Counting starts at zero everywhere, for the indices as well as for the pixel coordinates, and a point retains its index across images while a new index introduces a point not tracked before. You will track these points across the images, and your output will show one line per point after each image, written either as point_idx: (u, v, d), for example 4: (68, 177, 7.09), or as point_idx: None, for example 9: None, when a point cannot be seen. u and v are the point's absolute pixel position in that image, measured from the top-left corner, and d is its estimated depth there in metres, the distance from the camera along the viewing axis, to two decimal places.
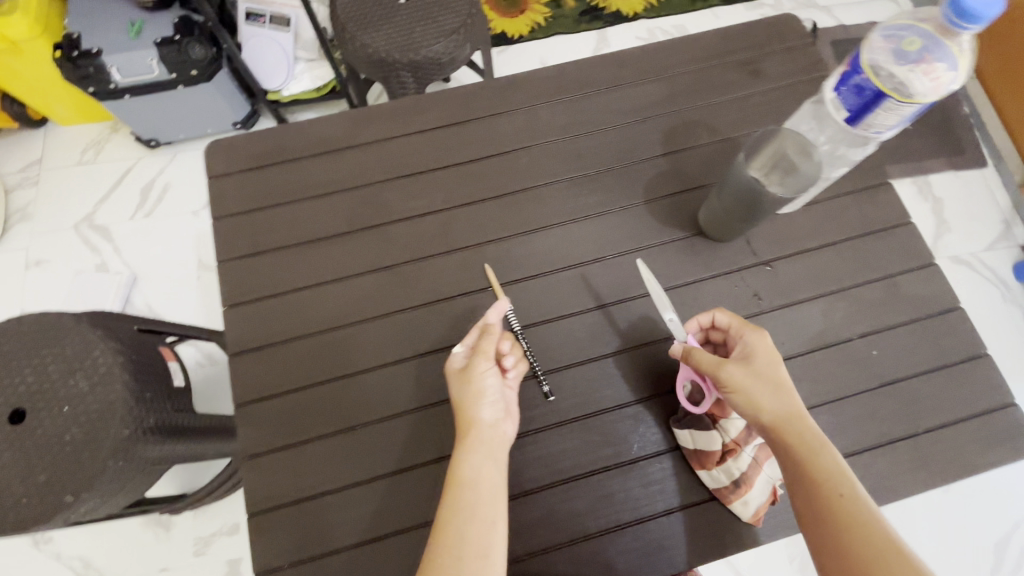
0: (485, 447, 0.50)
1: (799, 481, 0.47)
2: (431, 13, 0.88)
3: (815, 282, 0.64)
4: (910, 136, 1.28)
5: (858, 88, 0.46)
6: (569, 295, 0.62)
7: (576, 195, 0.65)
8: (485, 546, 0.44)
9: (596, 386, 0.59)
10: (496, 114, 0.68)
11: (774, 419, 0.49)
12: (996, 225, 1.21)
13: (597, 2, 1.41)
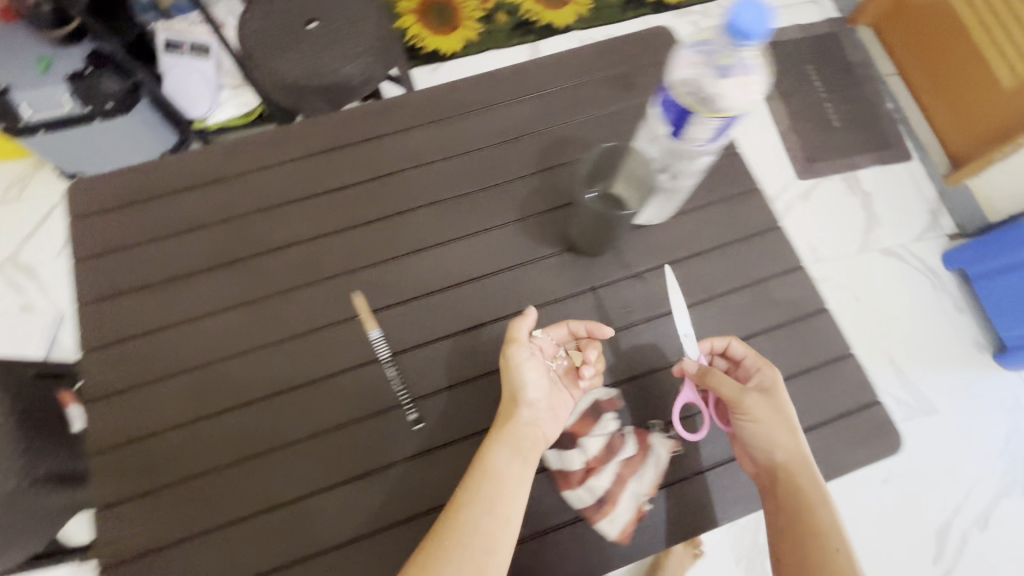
0: (517, 443, 0.58)
1: (799, 518, 0.60)
2: (340, 36, 0.88)
3: (677, 294, 0.75)
4: (836, 134, 1.32)
5: (672, 107, 0.57)
6: (437, 322, 0.71)
7: (447, 222, 0.75)
8: (494, 541, 0.52)
9: (464, 410, 0.68)
10: (370, 147, 0.78)
11: (788, 456, 0.63)
12: (924, 216, 1.24)
13: (528, 16, 1.42)
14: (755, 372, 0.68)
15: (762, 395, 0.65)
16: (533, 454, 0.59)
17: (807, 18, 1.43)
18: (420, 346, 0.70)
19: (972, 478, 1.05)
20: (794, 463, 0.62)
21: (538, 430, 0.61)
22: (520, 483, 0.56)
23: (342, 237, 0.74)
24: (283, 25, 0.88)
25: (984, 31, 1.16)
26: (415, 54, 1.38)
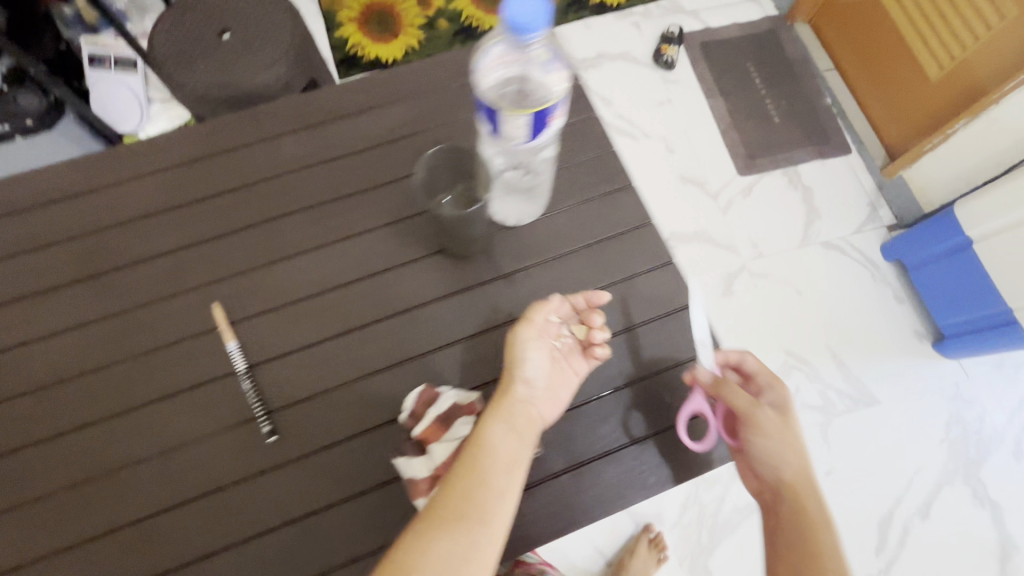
0: (509, 416, 0.54)
1: (821, 556, 0.53)
2: (253, 46, 0.88)
3: (581, 281, 0.69)
4: (775, 129, 1.33)
5: (484, 108, 0.51)
6: (319, 323, 0.66)
7: (322, 219, 0.70)
8: (488, 514, 0.47)
9: (333, 415, 0.62)
10: (253, 142, 0.73)
11: (796, 480, 0.59)
12: (862, 208, 1.25)
13: (469, 22, 1.42)
14: (763, 385, 0.65)
15: (775, 412, 0.62)
16: (528, 432, 0.55)
17: (744, 17, 1.45)
18: (292, 350, 0.65)
19: (914, 468, 1.05)
20: (803, 490, 0.59)
21: (533, 408, 0.58)
22: (517, 461, 0.51)
23: (207, 246, 0.69)
24: (196, 37, 0.87)
25: (909, 25, 1.18)
26: (356, 64, 1.38)
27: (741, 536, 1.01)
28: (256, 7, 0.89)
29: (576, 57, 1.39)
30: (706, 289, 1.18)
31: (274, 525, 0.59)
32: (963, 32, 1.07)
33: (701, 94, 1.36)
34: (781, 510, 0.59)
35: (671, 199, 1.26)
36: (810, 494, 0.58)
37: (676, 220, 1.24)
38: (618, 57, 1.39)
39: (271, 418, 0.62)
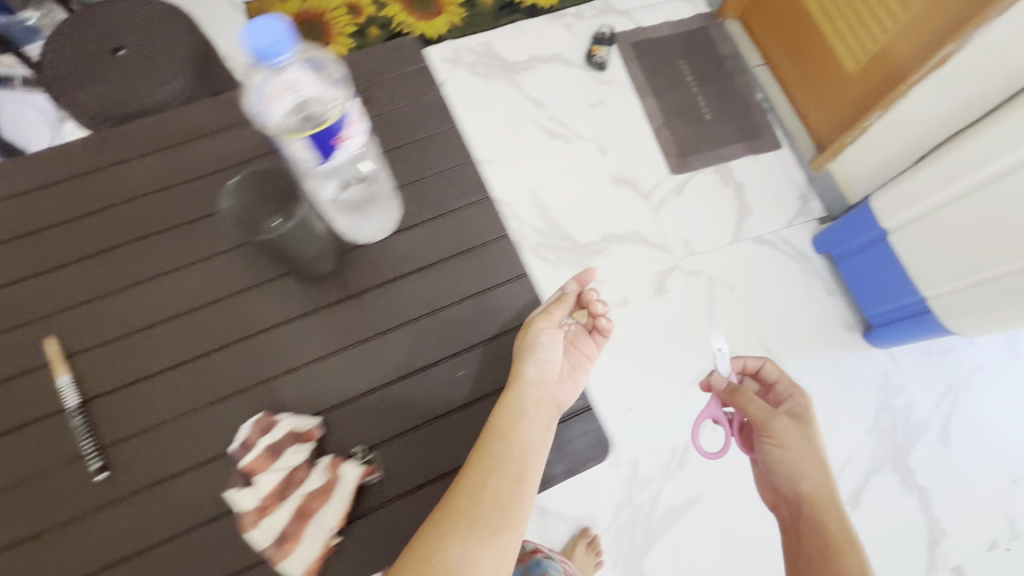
0: (523, 406, 0.60)
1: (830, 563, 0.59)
2: (149, 63, 0.86)
3: (451, 289, 0.67)
4: (707, 126, 1.33)
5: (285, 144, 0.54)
6: (167, 348, 0.64)
7: (186, 241, 0.68)
8: (503, 501, 0.55)
9: (176, 444, 0.60)
10: (119, 162, 0.71)
11: (814, 489, 0.65)
12: (793, 202, 1.26)
13: (401, 29, 1.42)
14: (784, 392, 0.73)
15: (792, 421, 0.67)
16: (543, 418, 0.61)
17: (676, 16, 1.45)
18: (139, 379, 0.63)
19: (844, 457, 1.07)
20: (821, 502, 0.64)
21: (547, 395, 0.63)
22: (533, 447, 0.58)
23: (42, 277, 0.66)
24: (87, 54, 0.85)
25: (826, 20, 1.19)
26: None
27: (676, 535, 1.02)
28: (154, 23, 0.87)
29: (509, 59, 1.39)
30: (639, 288, 1.18)
31: (109, 561, 0.57)
32: (874, 25, 1.08)
33: (633, 94, 1.36)
34: (804, 517, 0.65)
35: (604, 200, 1.26)
36: (826, 505, 0.64)
37: (609, 221, 1.24)
38: (551, 59, 1.39)
39: (110, 453, 0.60)
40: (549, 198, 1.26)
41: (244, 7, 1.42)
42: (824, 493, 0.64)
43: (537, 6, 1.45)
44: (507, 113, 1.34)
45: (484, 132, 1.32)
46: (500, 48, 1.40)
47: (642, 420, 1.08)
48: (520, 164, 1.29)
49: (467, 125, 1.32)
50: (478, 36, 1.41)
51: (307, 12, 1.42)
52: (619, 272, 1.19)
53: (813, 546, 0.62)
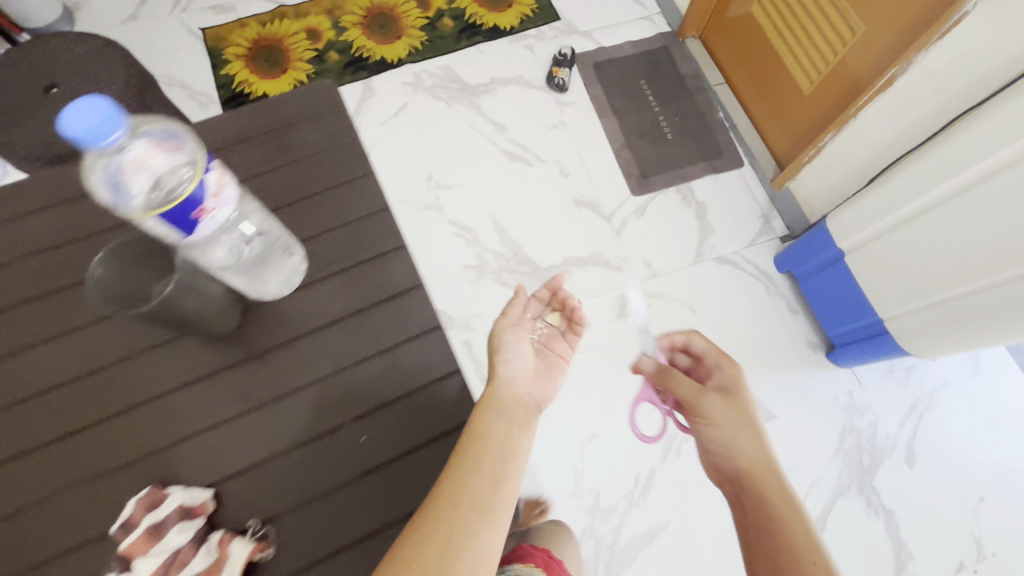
0: (499, 406, 0.62)
1: (780, 543, 0.56)
2: (79, 100, 0.83)
3: (361, 344, 0.66)
4: (668, 146, 1.33)
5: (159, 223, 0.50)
6: (52, 418, 0.62)
7: (78, 303, 0.67)
8: (482, 500, 0.53)
9: (57, 523, 0.58)
10: (24, 216, 0.72)
11: (750, 462, 0.64)
12: (755, 221, 1.26)
13: (360, 53, 1.40)
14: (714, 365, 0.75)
15: (719, 396, 0.69)
16: (520, 416, 0.63)
17: (637, 36, 1.46)
18: (23, 452, 0.61)
19: (809, 481, 1.05)
20: (758, 473, 0.63)
21: (520, 393, 0.66)
22: (511, 445, 0.59)
23: None
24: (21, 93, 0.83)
25: (782, 41, 1.19)
26: (242, 101, 1.34)
27: (640, 567, 0.99)
28: (90, 59, 0.85)
29: (470, 82, 1.38)
30: (601, 313, 1.17)
31: None
32: (826, 46, 1.08)
33: (595, 115, 1.36)
34: (745, 494, 0.63)
35: (565, 224, 1.25)
36: (765, 476, 0.63)
37: (570, 245, 1.23)
38: (512, 81, 1.39)
39: None
40: (510, 223, 1.25)
41: (201, 35, 1.41)
42: (758, 466, 0.63)
43: (498, 28, 1.45)
44: (467, 137, 1.33)
45: (445, 156, 1.30)
46: (460, 71, 1.40)
47: (605, 449, 1.06)
48: (481, 188, 1.28)
49: (428, 150, 1.31)
50: (438, 59, 1.40)
51: (265, 38, 1.41)
52: (581, 297, 1.18)
53: (756, 522, 0.60)
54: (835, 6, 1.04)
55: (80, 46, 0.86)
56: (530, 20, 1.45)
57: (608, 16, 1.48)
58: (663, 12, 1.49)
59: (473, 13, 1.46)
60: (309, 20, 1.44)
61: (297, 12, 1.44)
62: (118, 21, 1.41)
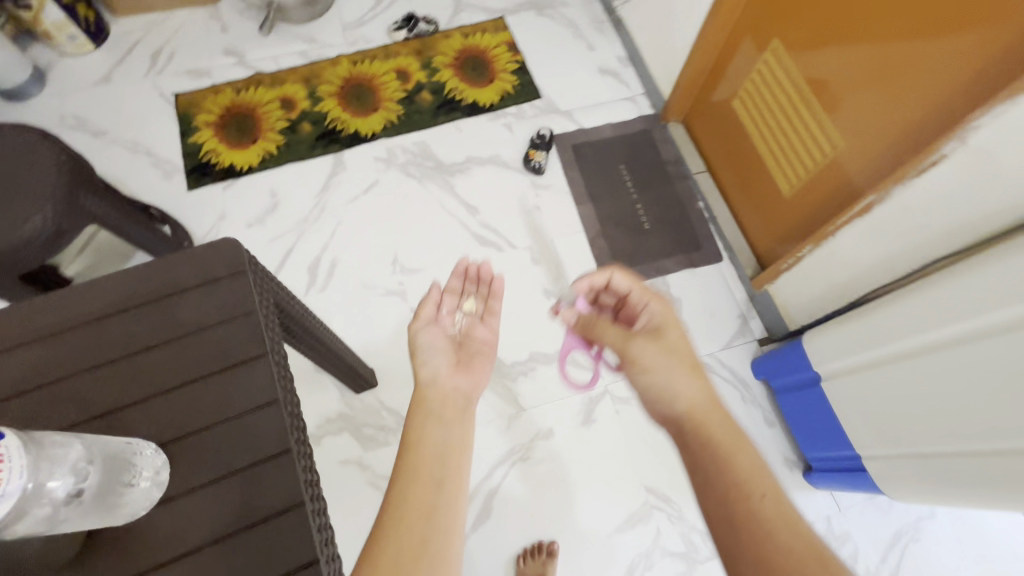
0: (433, 414, 0.70)
1: (730, 485, 0.59)
2: (13, 197, 0.80)
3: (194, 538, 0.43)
4: (645, 236, 1.28)
5: None
6: None
7: None
8: (429, 504, 0.60)
9: None
10: None
11: (689, 402, 0.67)
12: (733, 321, 1.20)
13: (334, 125, 1.37)
14: (640, 302, 0.80)
15: (651, 342, 0.73)
16: (452, 413, 0.71)
17: (619, 118, 1.42)
18: None
19: None
20: (699, 415, 0.66)
21: (452, 387, 0.75)
22: (446, 444, 0.66)
23: None
24: None
25: (762, 138, 1.15)
26: (208, 172, 1.29)
27: None
28: (20, 156, 0.82)
29: (444, 160, 1.35)
30: (565, 418, 1.10)
31: None
32: (812, 150, 1.02)
33: (570, 200, 1.32)
34: (687, 433, 0.65)
35: (533, 317, 1.19)
36: (703, 415, 0.66)
37: (537, 341, 1.16)
38: (487, 160, 1.35)
39: None
40: None
41: (173, 100, 1.38)
42: (698, 404, 0.66)
43: (477, 103, 1.42)
44: (438, 218, 1.28)
45: (413, 239, 1.26)
46: (436, 148, 1.36)
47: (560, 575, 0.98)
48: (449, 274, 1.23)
49: (395, 231, 1.26)
50: (414, 135, 1.37)
51: (238, 106, 1.38)
52: (545, 399, 1.11)
53: (707, 464, 0.61)
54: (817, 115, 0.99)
55: (12, 140, 0.83)
56: (511, 97, 1.43)
57: (590, 97, 1.45)
58: (646, 93, 1.46)
59: (453, 88, 1.43)
60: (285, 89, 1.41)
61: (274, 80, 1.41)
62: (91, 83, 1.38)
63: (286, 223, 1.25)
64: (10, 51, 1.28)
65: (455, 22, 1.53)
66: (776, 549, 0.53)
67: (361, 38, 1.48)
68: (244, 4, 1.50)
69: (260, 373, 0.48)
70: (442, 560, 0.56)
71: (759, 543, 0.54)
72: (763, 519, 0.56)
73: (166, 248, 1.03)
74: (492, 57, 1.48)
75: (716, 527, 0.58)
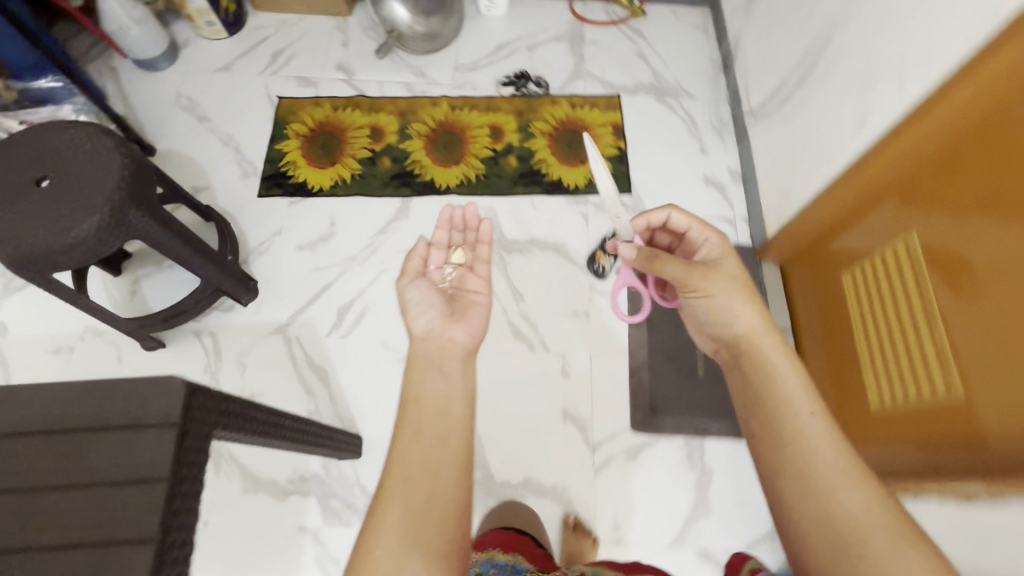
0: (434, 365, 0.74)
1: (775, 397, 0.70)
2: (68, 199, 0.81)
3: None
4: (694, 384, 1.13)
5: None
6: None
7: None
8: (433, 464, 0.65)
9: None
10: None
11: (746, 325, 0.76)
12: (764, 521, 1.02)
13: (413, 167, 1.34)
14: (697, 236, 0.87)
15: (705, 274, 0.78)
16: (448, 361, 0.76)
17: None
18: None
19: None
20: (754, 339, 0.75)
21: (447, 336, 0.78)
22: (443, 397, 0.71)
23: None
24: (11, 183, 0.82)
25: (866, 315, 0.95)
26: (281, 183, 1.31)
27: None
28: (91, 161, 0.84)
29: (508, 235, 1.28)
30: None
31: None
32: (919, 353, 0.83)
33: (625, 317, 1.19)
34: (742, 356, 0.76)
35: (541, 437, 1.08)
36: (758, 338, 0.75)
37: (538, 466, 1.06)
38: (551, 247, 1.26)
39: None
40: (486, 412, 1.10)
41: (277, 103, 1.41)
42: (754, 328, 0.75)
43: (561, 182, 1.34)
44: None
45: None
46: (504, 219, 1.30)
47: None
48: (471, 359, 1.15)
49: None
50: (487, 199, 1.31)
51: (330, 124, 1.38)
52: None
53: (760, 385, 0.72)
54: (942, 319, 0.78)
55: (91, 143, 0.85)
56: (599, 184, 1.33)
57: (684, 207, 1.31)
58: (748, 219, 1.30)
59: (542, 159, 1.36)
60: (380, 116, 1.40)
61: (372, 105, 1.41)
62: (213, 69, 1.45)
63: (335, 256, 1.24)
64: (151, 28, 1.36)
65: (567, 89, 1.45)
66: (812, 460, 0.64)
67: (469, 84, 1.45)
68: (371, 23, 1.51)
69: (144, 564, 0.40)
70: (448, 503, 0.62)
71: (801, 455, 0.65)
72: (804, 428, 0.67)
73: (211, 264, 1.02)
74: (592, 135, 1.39)
75: (761, 435, 0.70)
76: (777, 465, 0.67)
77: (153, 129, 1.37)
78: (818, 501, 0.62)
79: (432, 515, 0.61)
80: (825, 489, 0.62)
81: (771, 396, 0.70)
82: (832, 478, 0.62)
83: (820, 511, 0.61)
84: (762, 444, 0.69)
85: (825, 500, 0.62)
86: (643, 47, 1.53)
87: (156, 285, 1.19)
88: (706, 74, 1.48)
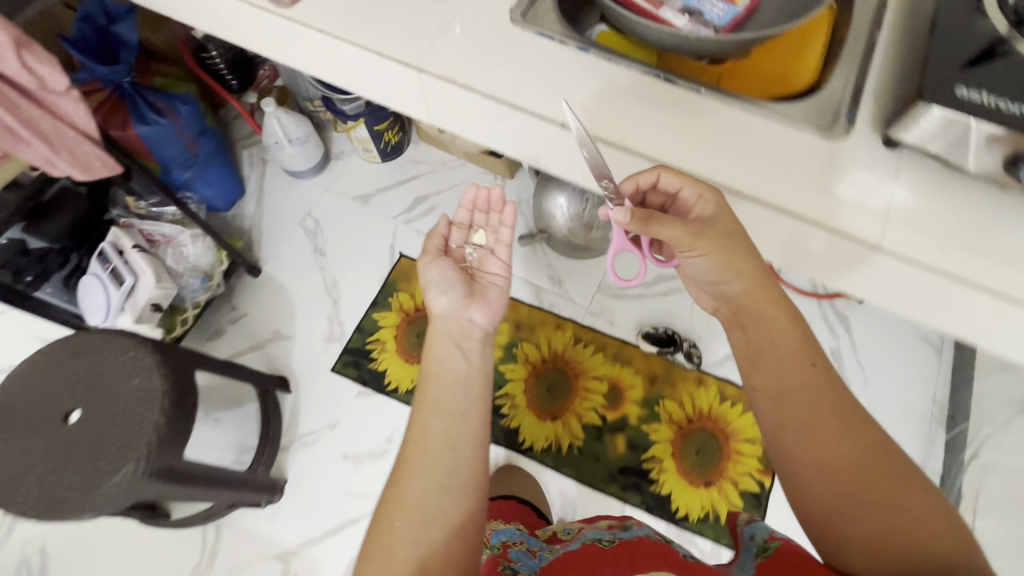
0: (454, 341, 0.66)
1: (772, 350, 0.54)
2: (85, 451, 0.70)
3: None
4: None
5: None
6: None
7: None
8: (455, 437, 0.58)
9: None
10: None
11: (752, 277, 0.55)
12: None
13: (504, 400, 1.14)
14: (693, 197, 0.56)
15: (706, 226, 0.54)
16: (467, 342, 0.67)
17: None
18: None
19: None
20: (759, 300, 0.55)
21: (466, 315, 0.69)
22: (466, 376, 0.63)
23: None
24: (43, 405, 0.72)
25: None
26: (360, 366, 1.16)
27: None
28: (127, 406, 0.72)
29: None
30: None
31: None
32: None
33: None
34: (744, 315, 0.57)
35: None
36: (765, 287, 0.56)
37: None
38: None
39: None
40: None
41: (396, 261, 1.27)
42: (758, 287, 0.55)
43: (669, 501, 1.05)
44: None
45: None
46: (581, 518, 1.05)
47: None
48: None
49: None
50: (571, 482, 1.07)
51: None
52: None
53: (762, 346, 0.55)
54: None
55: (138, 380, 0.73)
56: (713, 526, 1.03)
57: None
58: None
59: (654, 456, 1.08)
60: None
61: None
62: (352, 195, 1.34)
63: (374, 486, 1.05)
64: (308, 147, 1.27)
65: (722, 368, 1.15)
66: (815, 412, 0.51)
67: (605, 315, 1.20)
68: (529, 198, 1.31)
69: None
70: (468, 483, 0.55)
71: (806, 410, 0.52)
72: (806, 381, 0.53)
73: (229, 490, 0.88)
74: (730, 452, 1.07)
75: (763, 397, 0.54)
76: (779, 419, 0.53)
77: (270, 247, 1.29)
78: (833, 460, 0.50)
79: (453, 486, 0.55)
80: (826, 442, 0.50)
81: (769, 363, 0.54)
82: (831, 422, 0.51)
83: (827, 459, 0.50)
84: (763, 410, 0.54)
85: (839, 458, 0.49)
86: (843, 344, 1.16)
87: (196, 442, 1.09)
88: (915, 418, 1.09)
